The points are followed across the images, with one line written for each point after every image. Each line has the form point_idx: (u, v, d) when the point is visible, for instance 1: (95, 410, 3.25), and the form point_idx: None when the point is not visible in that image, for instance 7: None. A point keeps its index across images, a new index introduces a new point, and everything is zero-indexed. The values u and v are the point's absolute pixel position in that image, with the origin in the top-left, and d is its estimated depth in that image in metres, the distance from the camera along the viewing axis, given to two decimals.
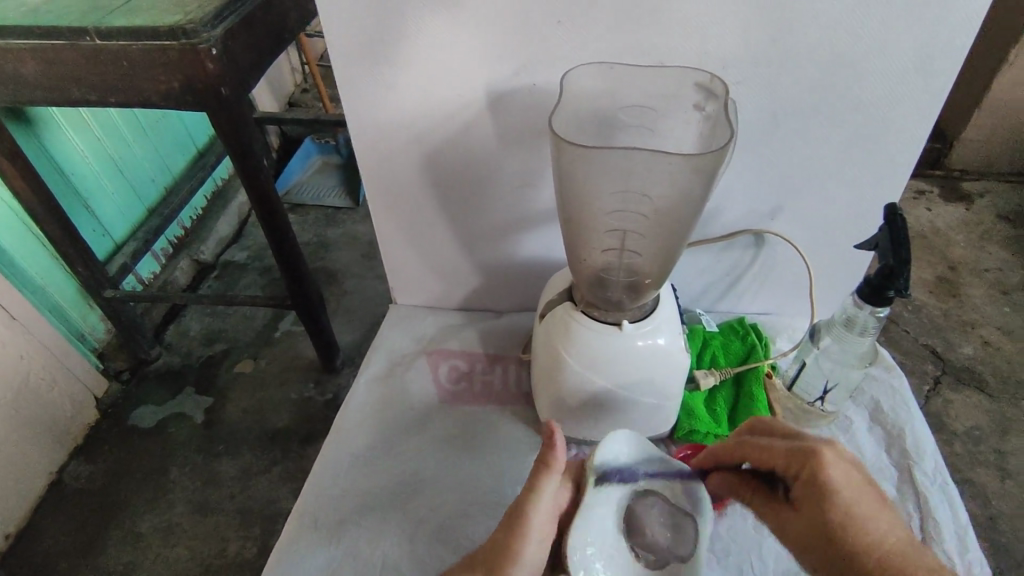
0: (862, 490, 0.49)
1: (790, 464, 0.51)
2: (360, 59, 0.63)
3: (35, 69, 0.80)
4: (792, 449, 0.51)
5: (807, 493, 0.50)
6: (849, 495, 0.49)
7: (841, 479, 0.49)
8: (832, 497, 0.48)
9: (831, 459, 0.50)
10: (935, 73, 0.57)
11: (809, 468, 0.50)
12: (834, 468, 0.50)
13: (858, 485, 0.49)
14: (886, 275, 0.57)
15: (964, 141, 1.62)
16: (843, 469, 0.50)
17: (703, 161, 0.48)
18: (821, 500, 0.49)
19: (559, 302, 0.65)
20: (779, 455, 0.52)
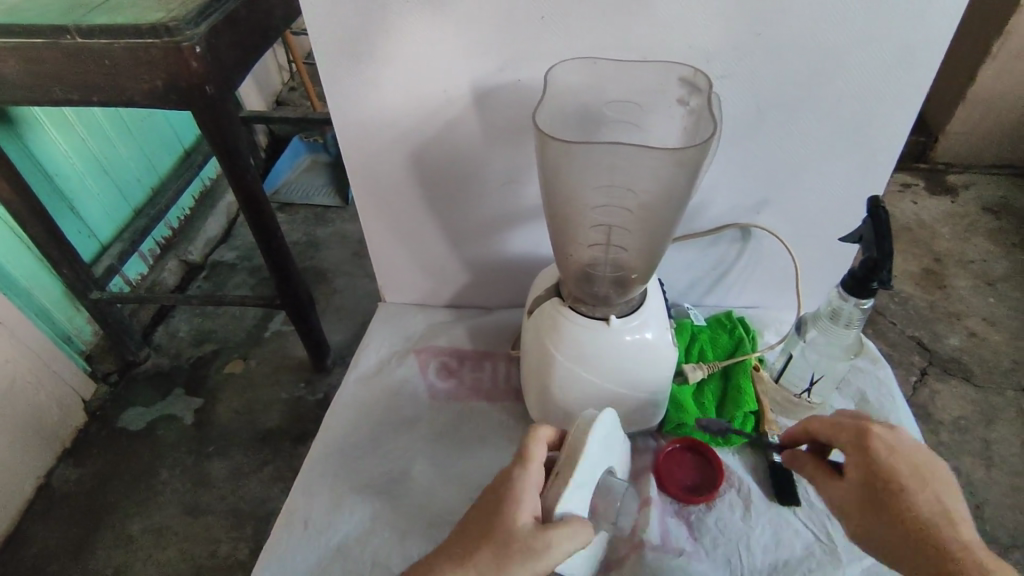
0: (912, 462, 0.51)
1: (842, 434, 0.54)
2: (344, 56, 0.62)
3: (16, 69, 0.80)
4: (849, 423, 0.54)
5: (855, 462, 0.53)
6: (899, 465, 0.51)
7: (888, 450, 0.52)
8: (880, 465, 0.51)
9: (882, 433, 0.53)
10: (916, 66, 0.58)
11: (858, 438, 0.53)
12: (883, 441, 0.52)
13: (909, 457, 0.51)
14: (870, 267, 0.58)
15: (949, 134, 1.64)
16: (892, 443, 0.52)
17: (687, 155, 0.48)
18: (868, 467, 0.51)
19: (547, 298, 0.65)
20: (836, 428, 0.55)
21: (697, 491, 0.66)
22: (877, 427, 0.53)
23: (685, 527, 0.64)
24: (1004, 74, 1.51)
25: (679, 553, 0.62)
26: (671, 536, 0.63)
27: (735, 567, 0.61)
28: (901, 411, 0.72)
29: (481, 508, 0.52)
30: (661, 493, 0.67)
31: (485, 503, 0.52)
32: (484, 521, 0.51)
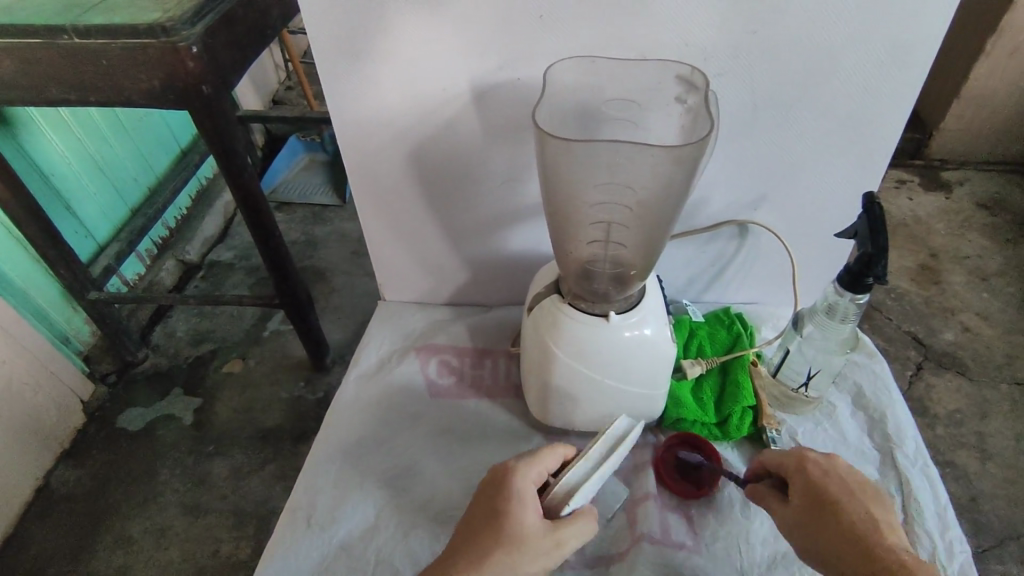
0: (847, 481, 0.56)
1: (783, 461, 0.60)
2: (343, 56, 0.63)
3: (12, 69, 0.80)
4: (788, 451, 0.60)
5: (796, 482, 0.57)
6: (834, 482, 0.56)
7: (824, 470, 0.57)
8: (816, 484, 0.56)
9: (817, 459, 0.58)
10: (910, 63, 0.58)
11: (797, 462, 0.58)
12: (819, 464, 0.57)
13: (843, 477, 0.56)
14: (865, 262, 0.58)
15: (944, 131, 1.65)
16: (828, 466, 0.57)
17: (685, 152, 0.49)
18: (806, 485, 0.56)
19: (547, 294, 0.65)
20: (778, 455, 0.60)
21: (696, 485, 0.67)
22: (813, 454, 0.59)
23: (684, 522, 0.65)
24: (998, 71, 1.52)
25: (679, 547, 0.62)
26: (671, 530, 0.64)
27: (734, 560, 0.62)
28: (897, 404, 0.73)
29: (484, 504, 0.53)
30: (660, 485, 0.68)
31: (487, 498, 0.53)
32: (488, 518, 0.52)
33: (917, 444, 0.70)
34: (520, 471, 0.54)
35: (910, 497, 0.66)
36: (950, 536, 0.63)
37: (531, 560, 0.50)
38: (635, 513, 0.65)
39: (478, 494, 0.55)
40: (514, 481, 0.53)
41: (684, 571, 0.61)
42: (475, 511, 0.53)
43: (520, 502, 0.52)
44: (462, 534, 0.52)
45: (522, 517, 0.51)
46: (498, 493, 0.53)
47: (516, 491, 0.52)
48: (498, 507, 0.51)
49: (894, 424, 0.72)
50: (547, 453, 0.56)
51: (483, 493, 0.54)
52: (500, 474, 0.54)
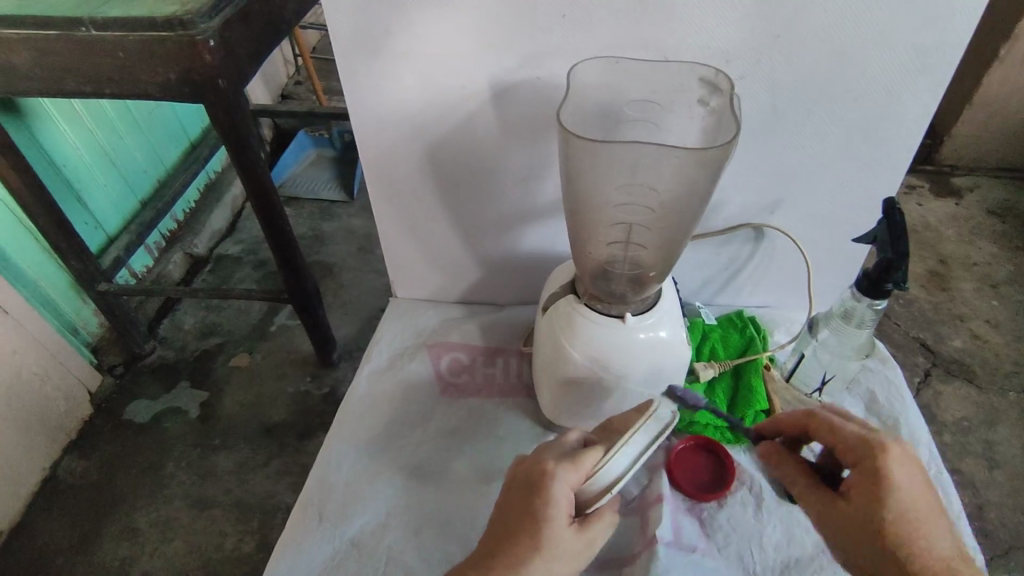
0: (925, 496, 0.46)
1: (852, 452, 0.48)
2: (363, 52, 0.63)
3: (29, 60, 0.79)
4: (861, 438, 0.48)
5: (863, 486, 0.46)
6: (912, 497, 0.45)
7: (905, 481, 0.46)
8: (892, 499, 0.45)
9: (900, 458, 0.46)
10: (935, 69, 0.58)
11: (871, 463, 0.46)
12: (900, 467, 0.46)
13: (922, 490, 0.46)
14: (884, 268, 0.58)
15: (955, 137, 1.64)
16: (909, 471, 0.46)
17: (708, 155, 0.49)
18: (876, 499, 0.45)
19: (562, 295, 0.65)
20: (844, 444, 0.49)
21: (710, 487, 0.67)
22: (895, 450, 0.47)
23: (696, 524, 0.64)
24: (1011, 78, 1.51)
25: (692, 550, 0.62)
26: (684, 532, 0.63)
27: (747, 563, 0.62)
28: (910, 410, 0.73)
29: (517, 508, 0.51)
30: (674, 490, 0.67)
31: (521, 502, 0.51)
32: (517, 517, 0.50)
33: (931, 451, 0.70)
34: (558, 476, 0.51)
35: None
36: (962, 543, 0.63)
37: (564, 566, 0.50)
38: (646, 516, 0.65)
39: (508, 491, 0.53)
40: (553, 489, 0.50)
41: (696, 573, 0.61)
42: (507, 515, 0.51)
43: (554, 507, 0.50)
44: (494, 539, 0.50)
45: (559, 526, 0.50)
46: (534, 499, 0.51)
47: (553, 497, 0.50)
48: (534, 514, 0.50)
49: (907, 430, 0.72)
50: (586, 452, 0.54)
51: (514, 495, 0.53)
52: (536, 476, 0.52)
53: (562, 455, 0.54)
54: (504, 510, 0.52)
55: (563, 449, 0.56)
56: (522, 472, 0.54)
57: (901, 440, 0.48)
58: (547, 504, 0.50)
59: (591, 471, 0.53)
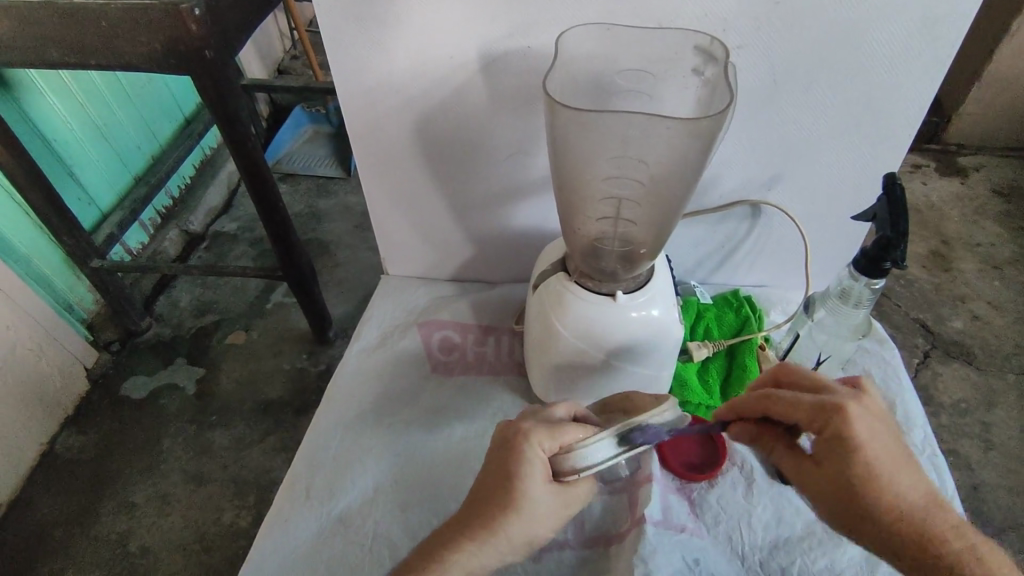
0: (890, 447, 0.47)
1: (815, 422, 0.48)
2: (349, 21, 0.61)
3: (12, 30, 0.77)
4: (818, 406, 0.47)
5: (832, 452, 0.47)
6: (879, 453, 0.47)
7: (867, 437, 0.47)
8: (861, 459, 0.46)
9: (859, 416, 0.47)
10: (941, 37, 0.56)
11: (834, 429, 0.47)
12: (860, 424, 0.46)
13: (886, 439, 0.47)
14: (883, 246, 0.57)
15: (963, 114, 1.61)
16: (870, 424, 0.47)
17: (701, 126, 0.47)
18: (849, 461, 0.47)
19: (553, 272, 0.64)
20: (804, 417, 0.48)
21: (700, 468, 0.66)
22: (854, 408, 0.47)
23: (686, 504, 0.64)
24: None
25: (681, 530, 0.62)
26: (673, 511, 0.63)
27: (735, 544, 0.62)
28: (906, 392, 0.72)
29: (494, 467, 0.52)
30: (664, 468, 0.66)
31: (499, 462, 0.51)
32: (497, 476, 0.51)
33: (926, 432, 0.69)
34: (532, 438, 0.51)
35: None
36: None
37: (541, 525, 0.51)
38: (637, 496, 0.64)
39: (490, 454, 0.54)
40: (527, 450, 0.50)
41: (685, 553, 0.60)
42: (486, 476, 0.52)
43: (528, 467, 0.50)
44: (473, 497, 0.52)
45: (534, 487, 0.50)
46: (509, 460, 0.51)
47: (527, 457, 0.50)
48: (510, 473, 0.50)
49: (902, 411, 0.71)
50: (568, 425, 0.52)
51: (493, 456, 0.53)
52: (512, 437, 0.52)
53: (545, 422, 0.54)
54: (485, 469, 0.53)
55: (549, 418, 0.55)
56: (501, 436, 0.54)
57: (858, 395, 0.48)
58: (522, 464, 0.50)
59: (569, 445, 0.51)
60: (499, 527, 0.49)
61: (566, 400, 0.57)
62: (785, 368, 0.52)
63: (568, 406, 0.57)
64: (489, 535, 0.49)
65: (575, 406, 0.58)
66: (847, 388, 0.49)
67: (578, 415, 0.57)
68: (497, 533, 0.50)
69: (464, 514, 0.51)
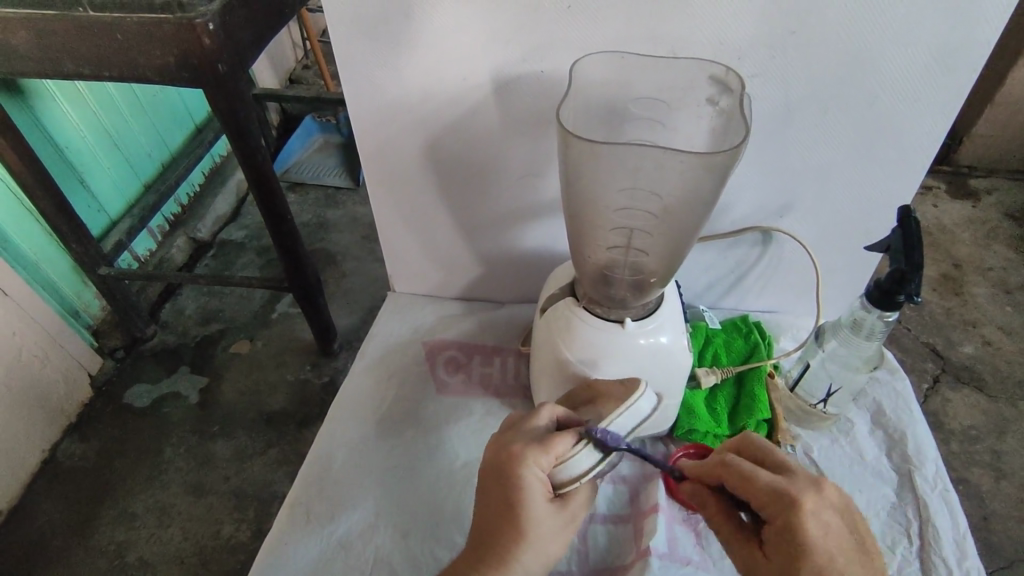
0: (844, 544, 0.46)
1: (767, 506, 0.48)
2: (362, 41, 0.61)
3: (28, 40, 0.78)
4: (773, 492, 0.47)
5: (781, 541, 0.47)
6: (830, 552, 0.45)
7: (819, 535, 0.46)
8: (807, 557, 0.45)
9: (811, 511, 0.46)
10: (957, 72, 0.55)
11: (785, 519, 0.46)
12: (812, 519, 0.46)
13: (839, 537, 0.46)
14: (897, 279, 0.56)
15: (974, 137, 1.59)
16: (824, 519, 0.47)
17: (716, 159, 0.46)
18: (794, 556, 0.46)
19: (561, 297, 0.64)
20: (758, 498, 0.48)
21: None
22: (807, 501, 0.46)
23: (691, 535, 0.63)
24: None
25: (686, 563, 0.61)
26: (679, 544, 0.62)
27: None
28: (918, 424, 0.71)
29: (494, 495, 0.50)
30: (670, 498, 0.65)
31: (497, 490, 0.50)
32: (500, 506, 0.50)
33: (938, 467, 0.68)
34: (527, 462, 0.49)
35: (928, 522, 0.64)
36: (968, 565, 0.61)
37: (554, 542, 0.51)
38: (641, 527, 0.63)
39: (484, 479, 0.52)
40: (524, 474, 0.49)
41: None
42: (486, 507, 0.51)
43: (530, 492, 0.49)
44: (480, 531, 0.51)
45: (538, 509, 0.49)
46: (507, 488, 0.49)
47: (527, 484, 0.49)
48: (513, 501, 0.49)
49: (914, 445, 0.69)
50: (559, 432, 0.51)
51: (487, 480, 0.52)
52: (504, 463, 0.50)
53: (532, 437, 0.52)
54: (483, 496, 0.52)
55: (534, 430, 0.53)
56: (491, 461, 0.52)
57: (817, 486, 0.48)
58: (523, 490, 0.49)
59: (563, 456, 0.50)
60: (515, 557, 0.49)
61: (547, 404, 0.55)
62: (752, 442, 0.53)
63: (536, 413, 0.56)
64: (505, 567, 0.48)
65: (556, 408, 0.56)
66: (810, 477, 0.48)
67: (563, 415, 0.55)
68: (511, 564, 0.49)
69: (473, 549, 0.50)
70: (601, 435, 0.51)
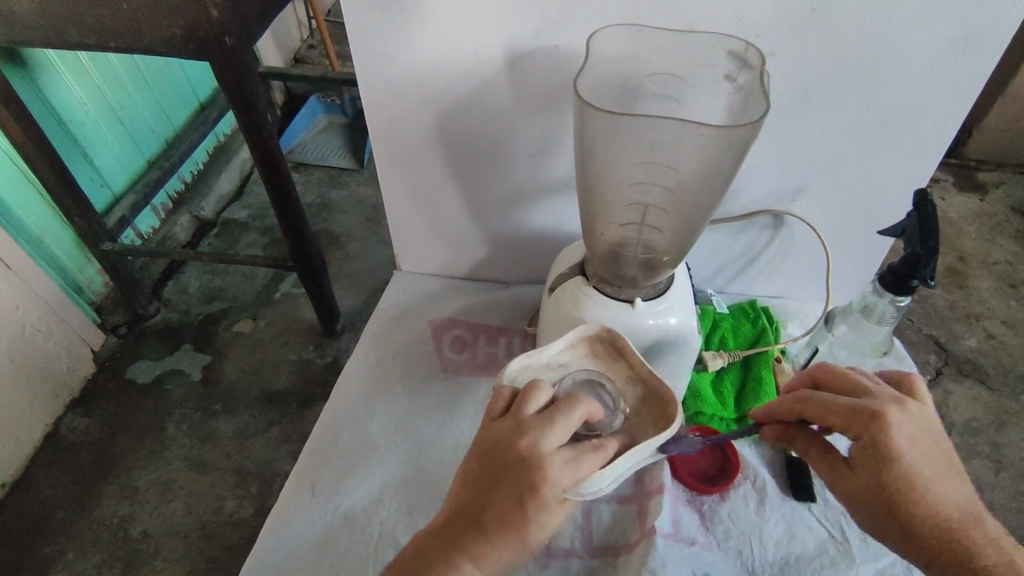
0: (929, 456, 0.47)
1: (850, 427, 0.48)
2: (372, 12, 0.59)
3: (30, 7, 0.77)
4: (857, 411, 0.48)
5: (868, 458, 0.47)
6: (916, 463, 0.46)
7: (906, 446, 0.46)
8: (900, 468, 0.46)
9: (898, 424, 0.47)
10: (982, 51, 0.54)
11: (873, 435, 0.47)
12: (900, 432, 0.46)
13: (925, 449, 0.47)
14: (911, 263, 0.56)
15: (984, 130, 1.58)
16: (909, 432, 0.47)
17: (735, 133, 0.46)
18: (886, 470, 0.46)
19: (571, 276, 0.63)
20: (840, 419, 0.48)
21: (713, 480, 0.66)
22: (892, 414, 0.47)
23: (696, 516, 0.63)
24: None
25: (691, 543, 0.61)
26: (684, 524, 0.62)
27: (746, 559, 0.61)
28: None
29: (505, 502, 0.46)
30: (675, 480, 0.66)
31: (511, 500, 0.46)
32: (508, 515, 0.46)
33: None
34: (551, 484, 0.45)
35: None
36: None
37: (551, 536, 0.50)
38: (646, 507, 0.63)
39: (494, 474, 0.47)
40: (547, 496, 0.45)
41: (695, 566, 0.60)
42: (490, 506, 0.47)
43: (546, 512, 0.46)
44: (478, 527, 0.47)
45: (550, 521, 0.47)
46: (522, 504, 0.45)
47: (545, 504, 0.45)
48: (526, 517, 0.45)
49: None
50: (590, 450, 0.47)
51: (500, 480, 0.46)
52: (527, 478, 0.45)
53: (559, 446, 0.46)
54: (488, 493, 0.47)
55: (561, 433, 0.47)
56: (509, 460, 0.46)
57: (900, 400, 0.48)
58: (540, 509, 0.45)
59: (585, 478, 0.46)
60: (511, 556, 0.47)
61: (586, 403, 0.48)
62: (820, 371, 0.53)
63: (522, 356, 0.55)
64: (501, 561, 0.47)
65: (591, 405, 0.49)
66: (889, 393, 0.49)
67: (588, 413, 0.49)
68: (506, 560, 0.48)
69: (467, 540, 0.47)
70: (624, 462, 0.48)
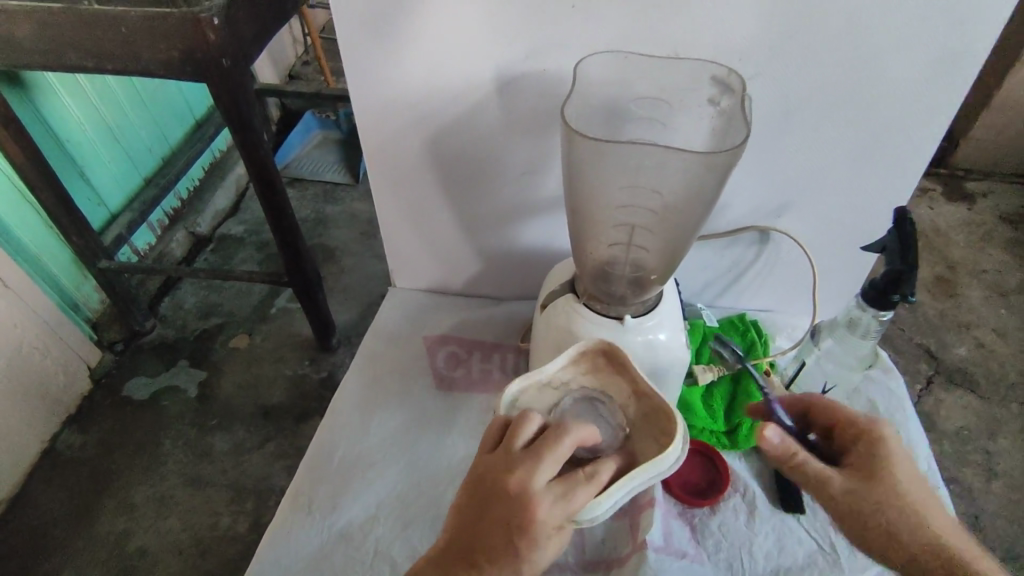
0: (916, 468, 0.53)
1: (852, 428, 0.54)
2: (367, 38, 0.61)
3: (30, 31, 0.78)
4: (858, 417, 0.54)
5: (866, 454, 0.52)
6: (907, 468, 0.51)
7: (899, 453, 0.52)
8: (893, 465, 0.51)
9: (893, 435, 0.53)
10: (955, 75, 0.56)
11: (873, 434, 0.52)
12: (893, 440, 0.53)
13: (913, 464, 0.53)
14: (893, 280, 0.57)
15: (970, 141, 1.61)
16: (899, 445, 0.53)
17: (716, 158, 0.47)
18: (882, 464, 0.51)
19: (561, 293, 0.65)
20: (844, 419, 0.54)
21: (706, 492, 0.67)
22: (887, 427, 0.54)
23: (687, 529, 0.64)
24: None
25: (682, 556, 0.62)
26: (675, 537, 0.63)
27: (736, 572, 0.62)
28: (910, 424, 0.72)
29: (498, 539, 0.46)
30: (667, 494, 0.67)
31: (504, 538, 0.46)
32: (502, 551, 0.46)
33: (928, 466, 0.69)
34: (543, 521, 0.45)
35: None
36: None
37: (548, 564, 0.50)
38: (637, 521, 0.64)
39: (486, 511, 0.47)
40: (540, 533, 0.45)
41: None
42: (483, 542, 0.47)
43: (541, 547, 0.46)
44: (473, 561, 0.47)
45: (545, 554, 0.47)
46: (516, 541, 0.46)
47: (539, 541, 0.46)
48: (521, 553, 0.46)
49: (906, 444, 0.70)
50: (579, 483, 0.47)
51: (491, 517, 0.47)
52: (519, 516, 0.45)
53: (548, 481, 0.47)
54: (480, 530, 0.47)
55: (549, 468, 0.47)
56: (500, 497, 0.47)
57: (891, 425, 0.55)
58: (534, 545, 0.46)
59: (577, 510, 0.47)
60: None
61: (574, 435, 0.48)
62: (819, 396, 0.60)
63: (521, 378, 0.56)
64: None
65: (580, 435, 0.49)
66: None
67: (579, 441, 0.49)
68: None
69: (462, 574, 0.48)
70: (617, 491, 0.49)
